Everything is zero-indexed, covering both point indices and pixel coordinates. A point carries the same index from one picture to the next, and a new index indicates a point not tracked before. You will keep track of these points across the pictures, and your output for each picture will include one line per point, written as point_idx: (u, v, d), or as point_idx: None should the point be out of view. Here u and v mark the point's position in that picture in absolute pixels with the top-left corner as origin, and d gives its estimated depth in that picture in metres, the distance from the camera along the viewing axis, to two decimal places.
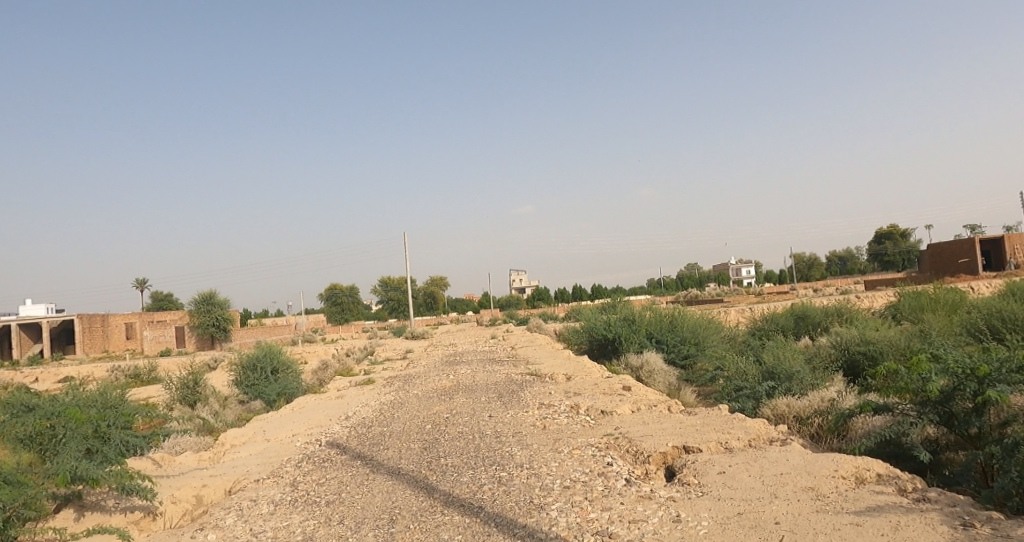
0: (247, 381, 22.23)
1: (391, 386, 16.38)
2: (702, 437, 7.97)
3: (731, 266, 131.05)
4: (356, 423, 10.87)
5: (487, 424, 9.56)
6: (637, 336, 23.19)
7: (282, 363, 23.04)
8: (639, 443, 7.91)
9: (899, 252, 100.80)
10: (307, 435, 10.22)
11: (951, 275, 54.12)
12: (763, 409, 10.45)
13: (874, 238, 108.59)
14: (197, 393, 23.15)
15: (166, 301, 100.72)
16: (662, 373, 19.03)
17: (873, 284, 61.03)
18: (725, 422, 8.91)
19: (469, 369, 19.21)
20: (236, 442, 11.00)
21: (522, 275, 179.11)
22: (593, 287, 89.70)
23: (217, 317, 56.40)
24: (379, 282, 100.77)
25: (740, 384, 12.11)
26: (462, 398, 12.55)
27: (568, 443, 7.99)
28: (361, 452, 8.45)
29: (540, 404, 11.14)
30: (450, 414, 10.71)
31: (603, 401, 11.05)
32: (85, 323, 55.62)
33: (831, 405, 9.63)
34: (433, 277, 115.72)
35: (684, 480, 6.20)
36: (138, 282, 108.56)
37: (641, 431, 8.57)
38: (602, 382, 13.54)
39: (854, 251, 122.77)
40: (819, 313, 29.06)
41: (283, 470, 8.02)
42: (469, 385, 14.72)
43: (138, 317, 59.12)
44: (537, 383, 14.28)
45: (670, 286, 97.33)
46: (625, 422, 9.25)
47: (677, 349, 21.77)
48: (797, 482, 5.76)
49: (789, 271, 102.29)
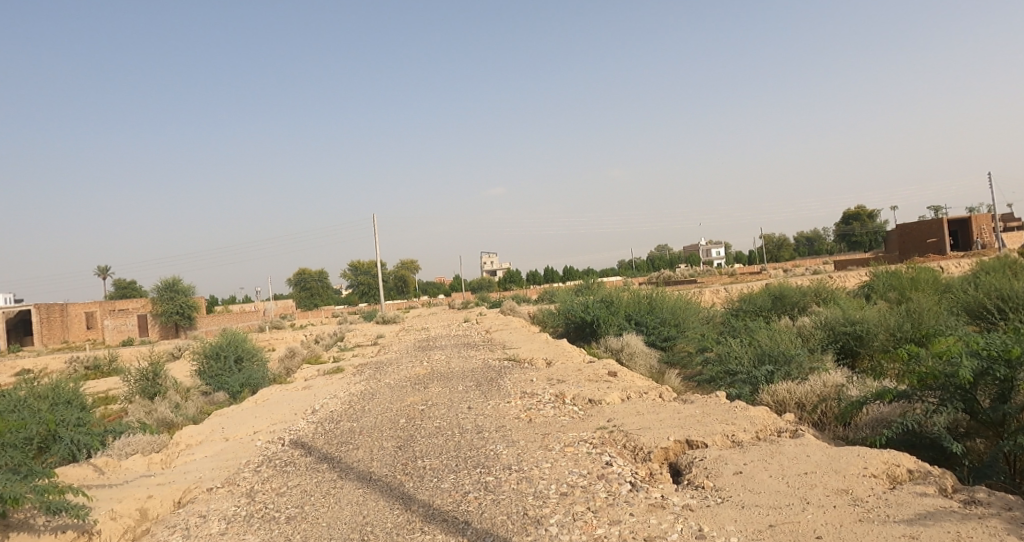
0: (209, 372, 20.99)
1: (361, 375, 15.39)
2: (704, 430, 7.29)
3: (703, 248, 132.26)
4: (324, 417, 9.96)
5: (467, 417, 8.74)
6: (616, 318, 22.57)
7: (248, 352, 21.82)
8: (637, 437, 7.19)
9: (866, 233, 102.65)
10: (269, 433, 9.27)
11: (920, 255, 54.93)
12: (762, 395, 9.91)
13: (842, 219, 110.33)
14: (158, 385, 21.86)
15: (130, 288, 97.91)
16: (644, 356, 18.47)
17: (843, 264, 61.68)
18: (726, 411, 8.28)
19: (444, 354, 18.31)
20: (191, 441, 9.98)
21: (495, 258, 177.87)
22: (567, 269, 89.34)
23: (181, 303, 54.28)
24: (350, 267, 99.16)
25: (733, 367, 11.54)
26: (437, 387, 11.66)
27: (558, 439, 7.20)
28: (327, 453, 7.55)
29: (522, 393, 10.35)
30: (425, 406, 9.83)
31: (590, 389, 10.29)
32: (41, 313, 53.35)
33: (836, 392, 9.11)
34: (406, 261, 114.14)
35: (699, 483, 5.52)
36: (100, 270, 104.90)
37: (637, 423, 7.83)
38: (586, 368, 12.80)
39: (822, 232, 124.72)
40: (796, 293, 28.81)
41: (240, 477, 7.09)
42: (444, 372, 13.82)
43: (97, 305, 56.71)
44: (517, 369, 13.48)
45: (643, 267, 97.47)
46: (617, 412, 8.52)
47: (657, 331, 21.22)
48: (828, 486, 5.22)
49: (759, 252, 103.59)
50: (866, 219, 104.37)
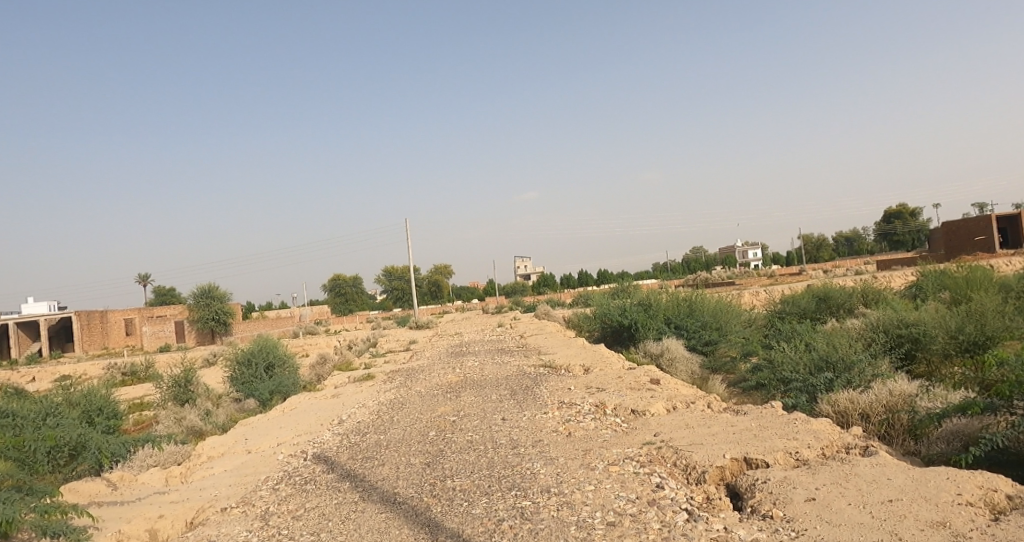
0: (240, 378, 20.81)
1: (391, 383, 14.91)
2: (763, 447, 6.63)
3: (737, 249, 129.49)
4: (350, 429, 9.48)
5: (501, 429, 8.15)
6: (654, 322, 21.73)
7: (279, 359, 21.60)
8: (688, 454, 6.51)
9: (909, 231, 99.16)
10: (291, 446, 8.81)
11: (966, 253, 52.48)
12: (820, 405, 9.10)
13: (883, 218, 106.74)
14: (190, 391, 21.81)
15: (169, 295, 100.20)
16: (685, 362, 17.64)
17: (886, 264, 59.27)
18: (786, 424, 7.54)
19: (476, 361, 17.76)
20: (213, 453, 9.60)
21: (526, 263, 176.99)
22: (597, 272, 88.26)
23: (216, 310, 54.96)
24: (381, 272, 99.83)
25: (786, 374, 10.72)
26: (469, 396, 11.08)
27: (601, 456, 6.55)
28: (351, 470, 7.05)
29: (559, 403, 9.71)
30: (456, 417, 9.26)
31: (632, 398, 9.60)
32: (83, 320, 54.67)
33: (907, 403, 8.26)
34: (436, 266, 114.55)
35: (765, 512, 4.82)
36: (140, 277, 107.73)
37: (688, 437, 7.13)
38: (626, 375, 12.10)
39: (862, 232, 120.84)
40: (841, 293, 27.47)
41: (257, 496, 6.62)
42: (477, 380, 13.22)
43: (137, 312, 57.93)
44: (553, 376, 12.80)
45: (675, 270, 95.70)
46: (664, 424, 7.83)
47: (698, 335, 20.29)
48: (921, 517, 4.46)
49: (795, 253, 100.86)
50: (907, 217, 100.88)
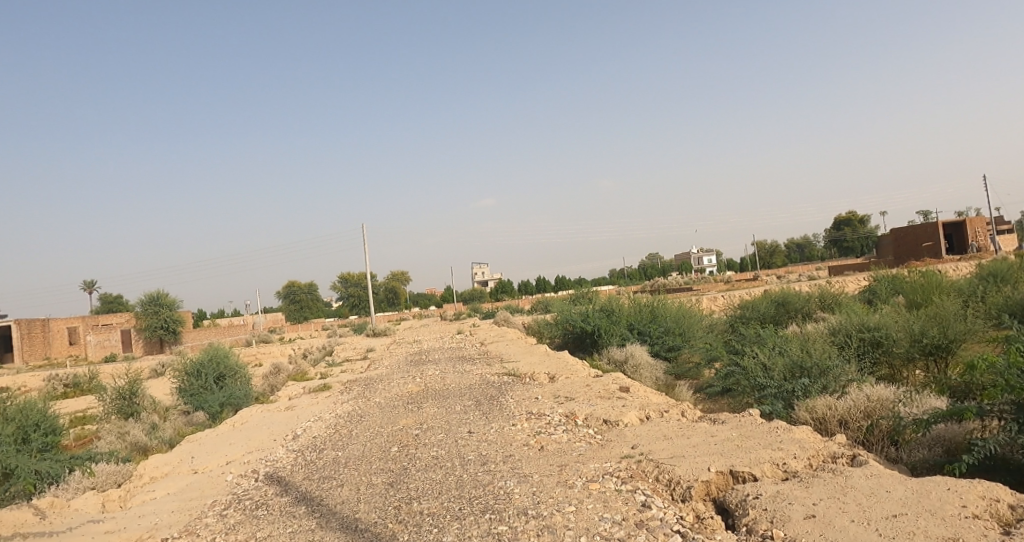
0: (188, 390, 19.66)
1: (349, 394, 14.20)
2: (748, 459, 6.34)
3: (694, 254, 131.90)
4: (306, 445, 8.82)
5: (468, 443, 7.65)
6: (618, 327, 21.50)
7: (230, 369, 20.56)
8: (671, 467, 6.15)
9: (858, 238, 102.70)
10: (241, 466, 8.09)
11: (914, 259, 54.34)
12: (798, 412, 8.91)
13: (834, 225, 110.26)
14: (134, 404, 20.52)
15: (115, 302, 96.07)
16: (650, 368, 17.43)
17: (838, 269, 60.99)
18: (767, 433, 7.29)
19: (438, 369, 17.16)
20: (155, 474, 8.78)
21: (487, 269, 176.40)
22: (558, 279, 88.49)
23: (166, 318, 52.66)
24: (340, 278, 97.93)
25: (760, 380, 10.53)
26: (432, 408, 10.53)
27: (578, 472, 6.13)
28: (307, 492, 6.44)
29: (527, 413, 9.25)
30: (420, 430, 8.71)
31: (604, 408, 9.23)
32: (22, 329, 51.73)
33: (885, 409, 8.14)
34: (397, 273, 113.07)
35: (764, 533, 4.49)
36: (85, 283, 103.05)
37: (668, 449, 6.78)
38: (595, 383, 11.72)
39: (813, 238, 124.60)
40: (799, 298, 27.87)
41: (201, 524, 5.94)
42: (439, 390, 12.66)
43: (80, 320, 55.15)
44: (519, 385, 12.35)
45: (635, 276, 96.78)
46: (641, 436, 7.47)
47: (661, 340, 20.15)
48: (931, 533, 4.19)
49: (750, 259, 103.28)
50: (857, 224, 104.48)
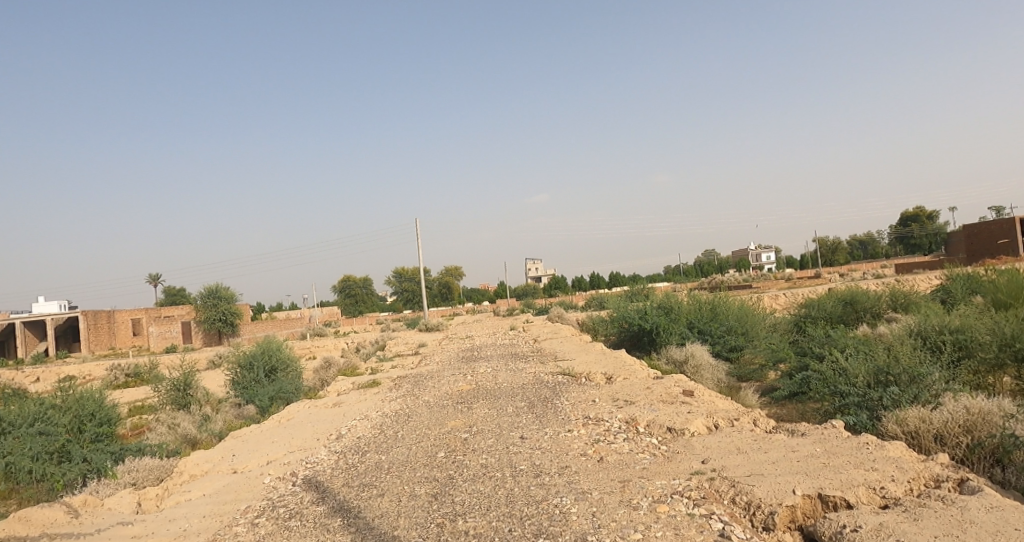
0: (240, 382, 19.85)
1: (398, 391, 13.83)
2: (839, 481, 5.53)
3: (750, 252, 127.75)
4: (349, 446, 8.44)
5: (519, 451, 7.06)
6: (676, 326, 20.53)
7: (281, 362, 20.64)
8: (749, 489, 5.40)
9: (926, 235, 96.96)
10: (280, 467, 7.75)
11: (990, 258, 50.67)
12: (887, 425, 7.95)
13: (900, 220, 104.64)
14: (188, 396, 20.87)
15: (179, 294, 100.10)
16: (711, 370, 16.46)
17: (907, 267, 57.61)
18: (857, 450, 6.45)
19: (488, 367, 16.66)
20: (196, 472, 8.56)
21: (538, 265, 175.43)
22: (608, 275, 86.94)
23: (224, 310, 54.19)
24: (391, 273, 99.14)
25: (841, 387, 9.55)
26: (482, 409, 9.99)
27: (643, 491, 5.45)
28: (344, 502, 5.99)
29: (584, 418, 8.60)
30: (469, 434, 8.19)
31: (667, 414, 8.48)
32: (91, 320, 54.24)
33: (991, 424, 7.10)
34: (447, 268, 113.73)
35: None
36: (152, 276, 107.81)
37: (743, 467, 6.02)
38: (655, 386, 10.95)
39: (877, 234, 118.55)
40: (870, 297, 26.10)
41: (231, 533, 5.57)
42: (491, 389, 12.12)
43: (144, 312, 57.49)
44: (574, 386, 11.67)
45: (689, 273, 94.21)
46: (712, 449, 6.72)
47: (723, 340, 19.08)
48: None
49: (809, 256, 99.02)
50: (926, 220, 98.84)
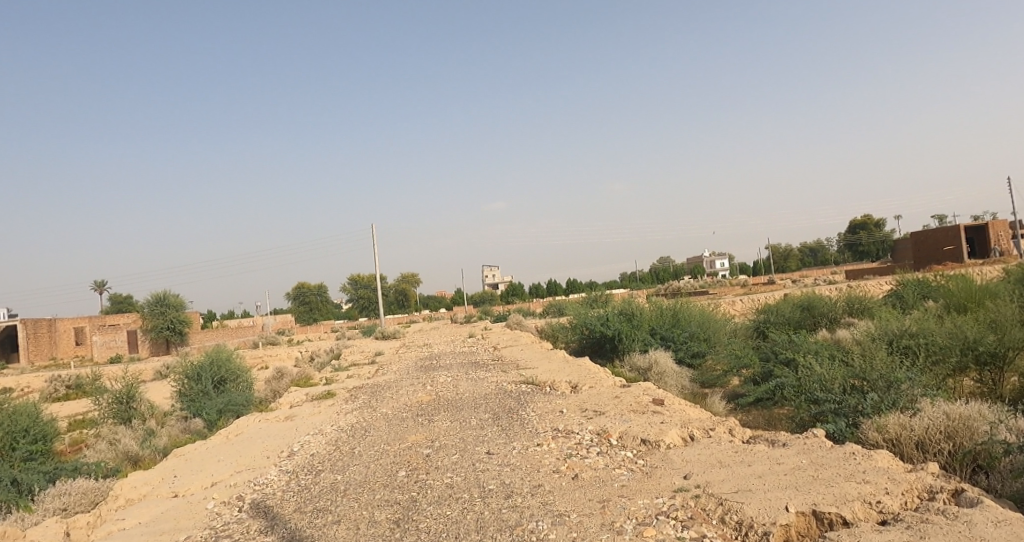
0: (187, 394, 18.69)
1: (354, 403, 13.11)
2: (832, 495, 5.25)
3: (705, 258, 130.36)
4: (301, 465, 7.77)
5: (488, 468, 6.56)
6: (639, 332, 20.30)
7: (231, 373, 19.58)
8: (739, 506, 5.05)
9: (873, 242, 100.66)
10: (226, 490, 7.04)
11: (935, 264, 52.59)
12: (867, 432, 7.78)
13: (848, 229, 108.43)
14: (131, 409, 19.56)
15: (126, 303, 95.99)
16: (675, 377, 16.26)
17: (857, 273, 59.39)
18: (844, 461, 6.22)
19: (450, 376, 16.08)
20: (131, 496, 7.72)
21: (498, 272, 175.24)
22: (569, 281, 87.18)
23: (172, 319, 51.90)
24: (349, 280, 97.28)
25: (817, 394, 9.38)
26: (444, 421, 9.44)
27: (627, 512, 5.03)
28: (296, 531, 5.37)
29: (553, 431, 8.15)
30: (432, 449, 7.64)
31: (640, 424, 8.11)
32: (29, 329, 51.27)
33: (972, 429, 6.99)
34: (406, 275, 112.29)
35: None
36: (97, 283, 103.13)
37: (729, 483, 5.68)
38: (623, 395, 10.59)
39: (827, 242, 122.54)
40: (825, 303, 26.56)
41: None
42: (453, 400, 11.56)
43: (87, 320, 54.64)
44: (539, 396, 11.21)
45: (648, 280, 95.37)
46: (693, 463, 6.37)
47: (685, 346, 18.94)
48: None
49: (763, 263, 101.49)
50: (872, 229, 102.70)
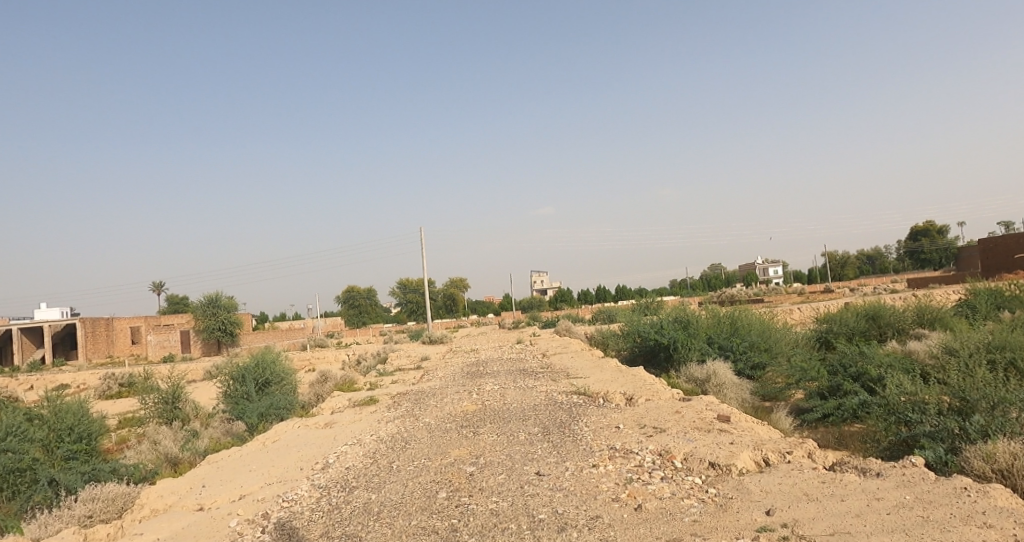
0: (231, 395, 18.63)
1: (396, 410, 12.59)
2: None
3: (757, 266, 126.32)
4: (334, 480, 7.21)
5: (536, 493, 5.82)
6: (696, 341, 19.21)
7: (276, 375, 19.44)
8: None
9: (937, 249, 95.29)
10: (252, 506, 6.53)
11: (1008, 272, 49.03)
12: (973, 461, 6.71)
13: (910, 235, 103.13)
14: (177, 410, 19.62)
15: (182, 304, 99.37)
16: (735, 389, 15.17)
17: (923, 282, 56.01)
18: (957, 498, 5.23)
19: (496, 384, 15.45)
20: (158, 506, 7.32)
21: (544, 279, 174.59)
22: (616, 288, 85.69)
23: (223, 320, 53.14)
24: (397, 284, 98.50)
25: (909, 416, 8.30)
26: (490, 435, 8.77)
27: None
28: None
29: (610, 450, 7.35)
30: (476, 467, 6.97)
31: (708, 446, 7.25)
32: (88, 327, 53.26)
33: None
34: (453, 279, 112.81)
35: None
36: (155, 285, 107.46)
37: (821, 523, 4.78)
38: (685, 410, 9.68)
39: (886, 250, 116.99)
40: (895, 312, 24.73)
41: None
42: (499, 410, 10.89)
43: (143, 320, 56.43)
44: (592, 409, 10.41)
45: (697, 287, 92.87)
46: (774, 495, 5.47)
47: (745, 356, 17.78)
48: None
49: (819, 272, 97.44)
50: (935, 235, 97.39)
